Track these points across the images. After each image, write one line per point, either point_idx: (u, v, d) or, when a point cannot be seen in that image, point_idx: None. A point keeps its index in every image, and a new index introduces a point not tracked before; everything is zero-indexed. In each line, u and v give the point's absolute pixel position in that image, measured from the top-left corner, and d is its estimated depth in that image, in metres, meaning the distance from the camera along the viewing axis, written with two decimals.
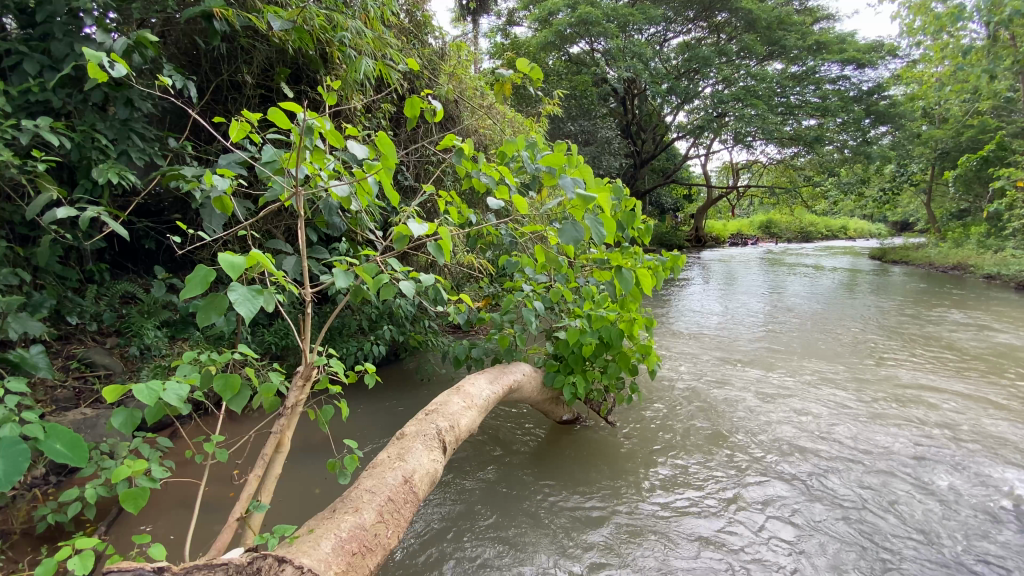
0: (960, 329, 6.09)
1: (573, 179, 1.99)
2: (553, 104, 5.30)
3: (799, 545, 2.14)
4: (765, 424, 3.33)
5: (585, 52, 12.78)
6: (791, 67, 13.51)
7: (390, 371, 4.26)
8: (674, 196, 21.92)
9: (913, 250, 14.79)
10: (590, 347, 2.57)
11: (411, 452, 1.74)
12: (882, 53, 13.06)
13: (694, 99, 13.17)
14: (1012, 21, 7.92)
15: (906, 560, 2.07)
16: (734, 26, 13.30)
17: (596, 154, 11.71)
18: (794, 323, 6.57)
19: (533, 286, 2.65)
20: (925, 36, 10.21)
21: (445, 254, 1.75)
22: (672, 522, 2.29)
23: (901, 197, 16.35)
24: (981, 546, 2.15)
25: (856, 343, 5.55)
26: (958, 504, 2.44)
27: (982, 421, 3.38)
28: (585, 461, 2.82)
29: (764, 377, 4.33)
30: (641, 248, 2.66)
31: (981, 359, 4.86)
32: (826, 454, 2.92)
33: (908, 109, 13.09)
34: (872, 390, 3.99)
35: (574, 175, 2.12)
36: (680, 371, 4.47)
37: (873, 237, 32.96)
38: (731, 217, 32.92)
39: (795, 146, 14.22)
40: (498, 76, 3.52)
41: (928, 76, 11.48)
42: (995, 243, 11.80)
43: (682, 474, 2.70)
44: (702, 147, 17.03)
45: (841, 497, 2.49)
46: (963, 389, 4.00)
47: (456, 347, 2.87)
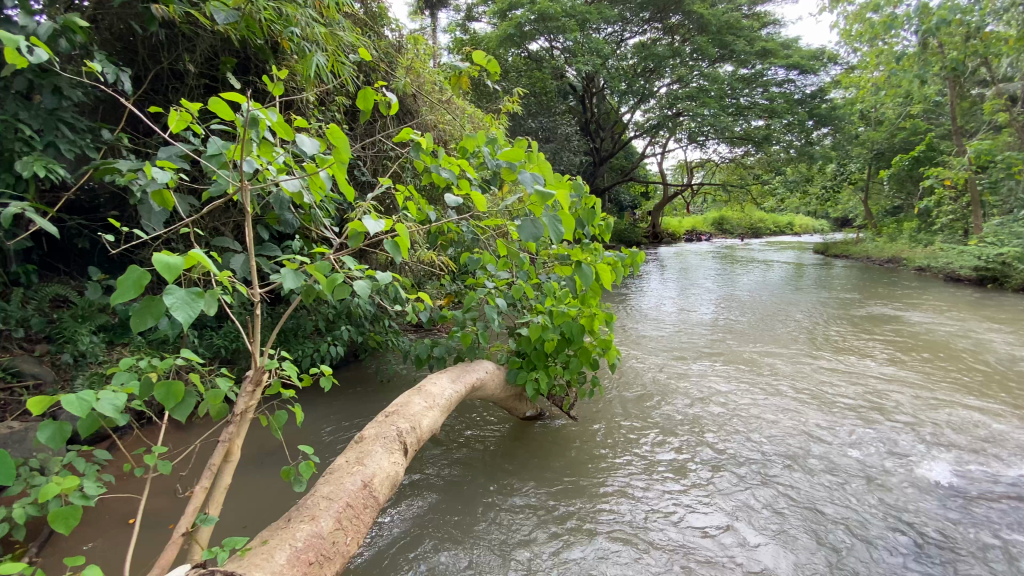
0: (897, 317, 6.51)
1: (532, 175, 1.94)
2: (513, 102, 5.25)
3: (750, 525, 2.23)
4: (719, 411, 3.45)
5: (543, 48, 12.85)
6: (740, 70, 14.00)
7: (349, 373, 4.15)
8: (632, 194, 22.43)
9: (852, 244, 15.69)
10: (552, 343, 2.55)
11: (370, 455, 1.69)
12: (824, 59, 13.81)
13: (651, 98, 13.55)
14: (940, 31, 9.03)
15: (847, 532, 2.18)
16: (687, 28, 13.52)
17: (556, 150, 11.80)
18: (746, 316, 6.73)
19: (496, 283, 2.63)
20: (861, 42, 10.84)
21: (402, 252, 1.68)
22: (629, 511, 2.33)
23: (841, 194, 17.20)
24: (918, 515, 2.29)
25: (805, 332, 5.82)
26: (913, 484, 2.53)
27: (917, 400, 3.61)
28: (547, 457, 2.81)
29: (720, 368, 4.45)
30: (601, 245, 2.66)
31: (915, 344, 5.20)
32: (775, 438, 3.03)
33: (846, 113, 13.73)
34: (816, 375, 4.20)
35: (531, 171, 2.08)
36: (640, 364, 4.51)
37: (817, 232, 34.84)
38: (687, 214, 33.92)
39: (745, 145, 14.82)
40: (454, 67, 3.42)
41: (865, 81, 12.19)
42: (925, 237, 12.66)
43: (640, 464, 2.75)
44: (658, 145, 17.49)
45: (788, 477, 2.61)
46: (905, 376, 4.15)
47: (417, 346, 2.80)
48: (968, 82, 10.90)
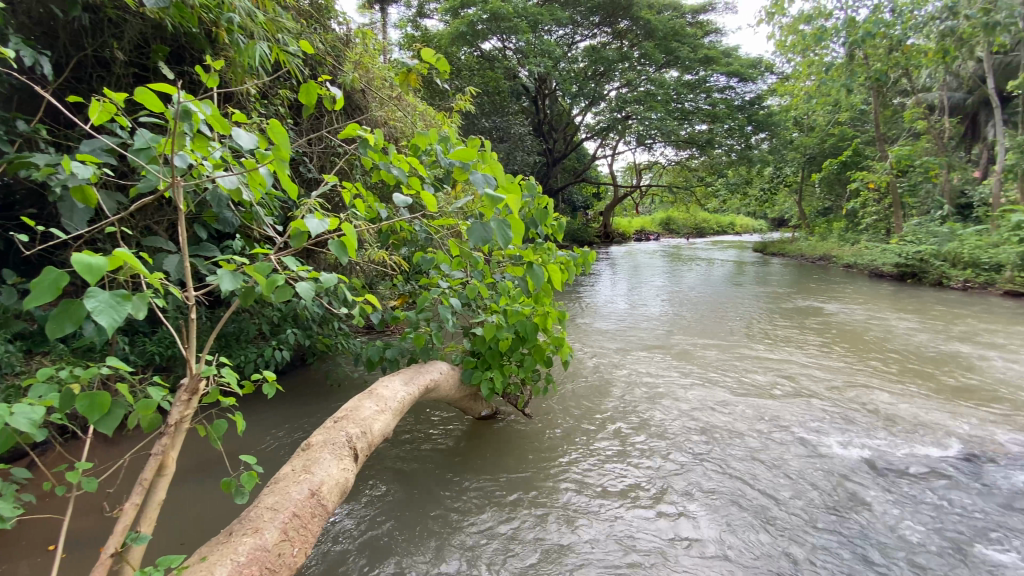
0: (828, 311, 6.96)
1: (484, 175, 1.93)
2: (465, 100, 5.21)
3: (699, 512, 2.31)
4: (668, 404, 3.56)
5: (496, 48, 12.82)
6: (685, 76, 14.52)
7: (296, 378, 3.99)
8: (584, 195, 22.83)
9: (788, 243, 16.63)
10: (507, 342, 2.54)
11: (318, 462, 1.63)
12: (761, 68, 14.58)
13: (601, 101, 13.83)
14: (865, 44, 9.75)
15: (787, 511, 2.30)
16: (636, 34, 13.88)
17: (509, 150, 11.82)
18: (693, 312, 6.98)
19: (450, 282, 2.59)
20: (794, 53, 11.49)
21: (348, 252, 1.63)
22: (584, 505, 2.36)
23: (778, 196, 18.20)
24: (849, 491, 2.45)
25: (747, 326, 6.11)
26: (847, 466, 2.68)
27: (846, 388, 3.87)
28: (503, 456, 2.80)
29: (668, 362, 4.59)
30: (554, 245, 2.68)
31: (843, 336, 5.58)
32: (720, 428, 3.16)
33: (782, 119, 14.54)
34: (757, 367, 4.42)
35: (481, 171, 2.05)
36: (593, 360, 4.58)
37: (756, 232, 36.78)
38: (637, 215, 34.91)
39: (690, 148, 15.39)
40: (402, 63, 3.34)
41: (798, 90, 12.97)
42: (852, 237, 13.59)
43: (594, 458, 2.80)
44: (608, 147, 17.88)
45: (732, 463, 2.72)
46: (836, 366, 4.43)
47: (369, 348, 2.72)
48: (887, 93, 11.79)
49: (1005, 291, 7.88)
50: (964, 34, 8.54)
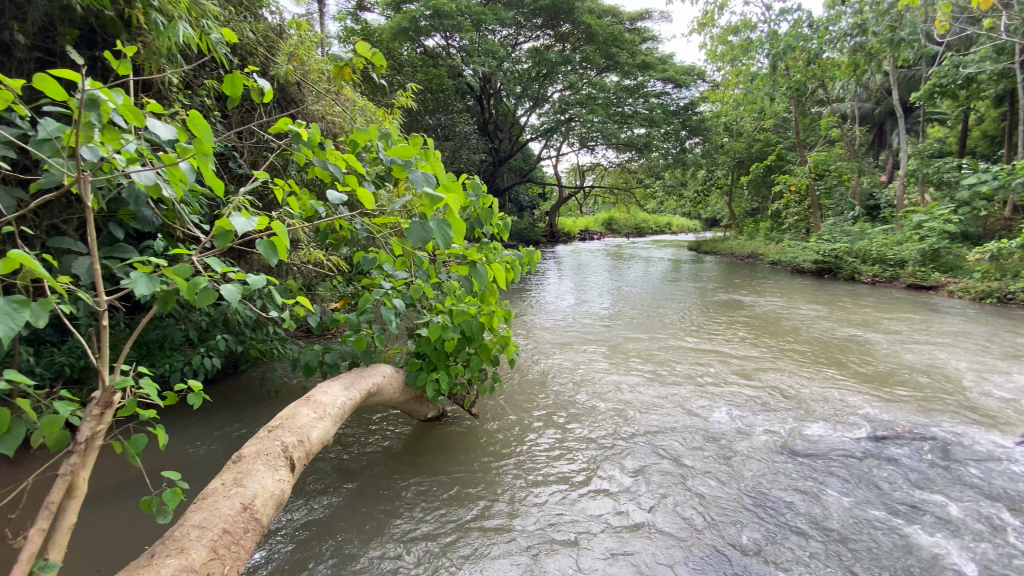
0: (756, 305, 7.41)
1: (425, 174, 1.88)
2: (407, 97, 5.11)
3: (641, 498, 2.38)
4: (610, 398, 3.65)
5: (439, 45, 12.65)
6: (624, 80, 15.00)
7: (229, 387, 3.76)
8: (529, 195, 23.04)
9: (720, 241, 17.55)
10: (453, 342, 2.49)
11: (250, 475, 1.54)
12: (694, 76, 15.34)
13: (544, 102, 14.01)
14: (787, 56, 10.47)
15: (722, 492, 2.42)
16: (577, 37, 14.15)
17: (453, 149, 11.71)
18: (635, 308, 7.22)
19: (393, 283, 2.52)
20: (724, 62, 12.13)
21: (280, 253, 1.55)
22: (532, 498, 2.38)
23: (711, 197, 19.17)
24: (777, 471, 2.61)
25: (684, 321, 6.40)
26: (776, 448, 2.85)
27: (772, 375, 4.13)
28: (449, 455, 2.77)
29: (611, 357, 4.71)
30: (499, 244, 2.68)
31: (770, 327, 5.95)
32: (660, 418, 3.28)
33: (713, 125, 15.32)
34: (693, 359, 4.63)
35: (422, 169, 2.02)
36: (538, 358, 4.62)
37: (691, 232, 38.66)
38: (581, 215, 35.69)
39: (630, 151, 15.88)
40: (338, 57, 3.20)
41: (728, 97, 13.72)
42: (777, 236, 14.54)
43: (540, 452, 2.82)
44: (552, 148, 18.13)
45: (671, 451, 2.83)
46: (764, 356, 4.72)
47: (307, 353, 2.60)
48: (806, 102, 12.71)
49: (907, 284, 8.70)
50: (871, 51, 9.34)
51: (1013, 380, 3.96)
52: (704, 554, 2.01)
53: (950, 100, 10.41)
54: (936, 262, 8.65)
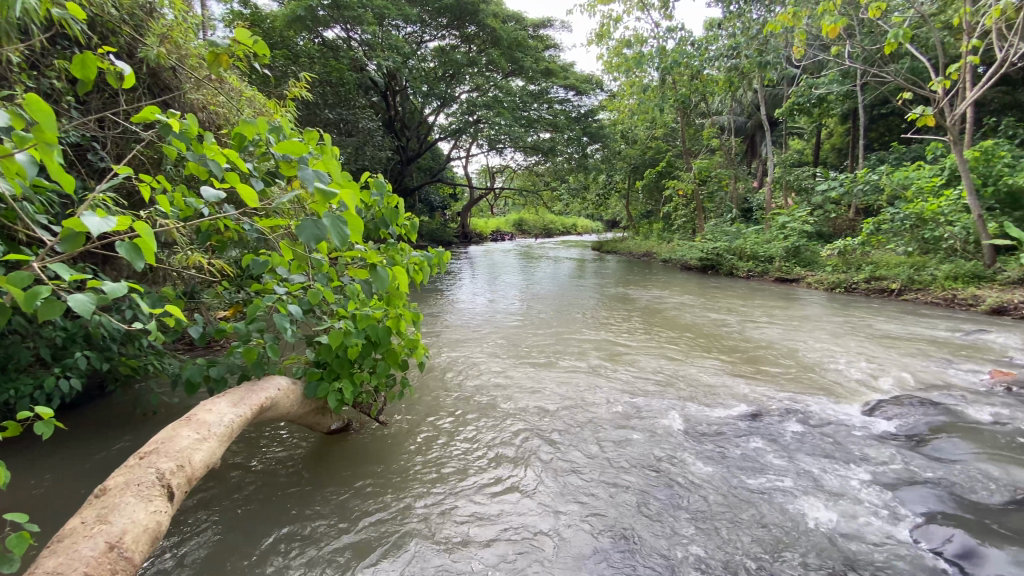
0: (652, 299, 7.96)
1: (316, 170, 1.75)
2: (301, 88, 4.79)
3: (551, 487, 2.45)
4: (519, 394, 3.71)
5: (339, 37, 12.04)
6: (529, 85, 15.41)
7: (94, 412, 3.29)
8: (438, 195, 22.77)
9: (620, 241, 18.62)
10: (356, 349, 2.35)
11: (118, 509, 1.36)
12: (593, 84, 16.18)
13: (451, 102, 13.92)
14: (675, 70, 11.36)
15: (624, 473, 2.58)
16: (482, 39, 14.20)
17: (357, 145, 11.21)
18: (543, 306, 7.37)
19: (287, 288, 2.33)
20: (621, 72, 12.88)
21: (147, 256, 1.37)
22: (443, 499, 2.35)
23: (611, 200, 20.28)
24: (671, 450, 2.81)
25: (589, 316, 6.68)
26: (672, 431, 3.05)
27: (667, 363, 4.45)
28: (356, 463, 2.64)
29: (520, 354, 4.80)
30: (406, 244, 2.58)
31: (665, 319, 6.42)
32: (567, 411, 3.39)
33: (612, 132, 16.19)
34: (596, 352, 4.85)
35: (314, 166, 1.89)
36: (447, 359, 4.58)
37: (594, 233, 40.75)
38: (490, 216, 36.07)
39: (536, 155, 16.29)
40: (211, 42, 2.83)
41: (625, 105, 14.60)
42: (669, 236, 15.73)
43: (452, 453, 2.80)
44: (461, 149, 18.10)
45: (578, 440, 2.95)
46: (660, 346, 5.08)
47: (188, 368, 2.32)
48: (692, 114, 13.89)
49: (775, 277, 9.84)
50: (744, 70, 10.44)
51: (857, 357, 4.62)
52: (611, 534, 2.10)
53: (807, 116, 11.95)
54: (798, 258, 9.85)
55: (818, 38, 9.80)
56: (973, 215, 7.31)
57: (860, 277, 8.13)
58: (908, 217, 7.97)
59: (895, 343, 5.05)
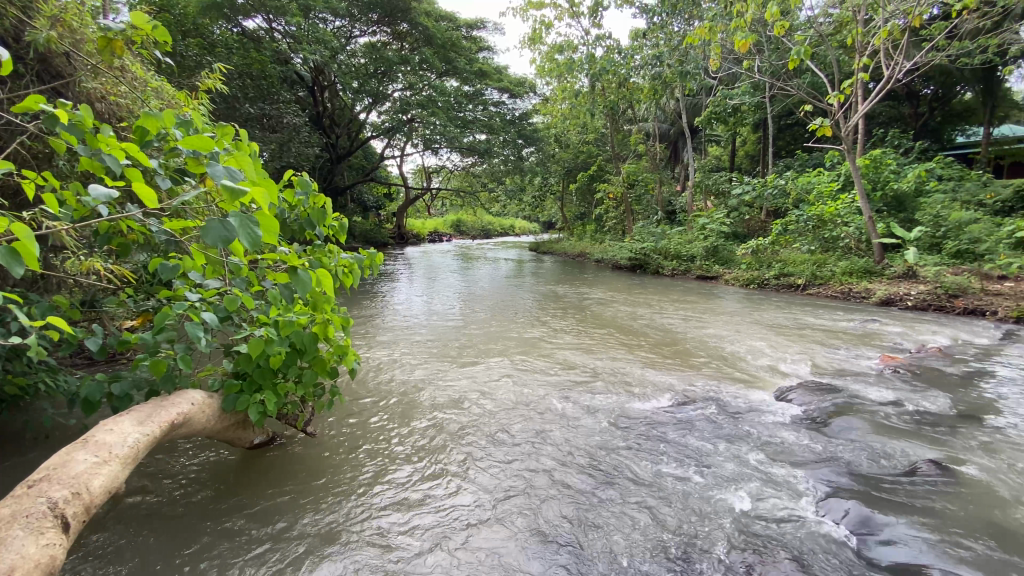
0: (586, 298, 8.18)
1: (228, 166, 1.64)
2: (216, 80, 4.46)
3: (489, 487, 2.46)
4: (455, 396, 3.69)
5: (260, 28, 11.37)
6: (463, 86, 15.38)
7: None
8: (371, 195, 22.14)
9: (555, 242, 18.99)
10: (279, 357, 2.22)
11: (1, 546, 1.21)
12: (526, 88, 16.42)
13: (383, 100, 13.58)
14: (604, 76, 11.76)
15: (559, 468, 2.64)
16: (415, 38, 13.97)
17: (282, 142, 10.64)
18: (482, 308, 7.33)
19: (201, 294, 2.15)
20: (553, 77, 13.14)
21: (27, 263, 1.23)
22: (378, 506, 2.30)
23: (546, 202, 20.65)
24: (603, 443, 2.91)
25: (525, 315, 6.75)
26: (605, 426, 3.14)
27: (599, 360, 4.58)
28: (283, 477, 2.51)
29: (456, 356, 4.76)
30: (334, 246, 2.48)
31: (597, 316, 6.63)
32: (504, 411, 3.41)
33: (545, 135, 16.49)
34: (532, 351, 4.91)
35: (226, 163, 1.77)
36: (381, 364, 4.45)
37: (531, 234, 41.35)
38: (426, 217, 35.59)
39: (471, 156, 16.25)
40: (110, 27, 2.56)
41: (557, 109, 14.92)
42: (600, 237, 16.24)
43: (387, 460, 2.73)
44: (395, 148, 17.70)
45: (514, 439, 2.98)
46: (593, 342, 5.22)
47: (84, 386, 2.08)
48: (621, 119, 14.44)
49: (697, 275, 10.44)
50: (667, 79, 11.02)
51: (770, 347, 5.00)
52: (547, 528, 2.15)
53: (724, 124, 12.79)
54: (716, 257, 10.51)
55: (732, 52, 10.54)
56: (864, 217, 8.18)
57: (771, 273, 8.78)
58: (811, 219, 8.96)
59: (802, 334, 5.52)
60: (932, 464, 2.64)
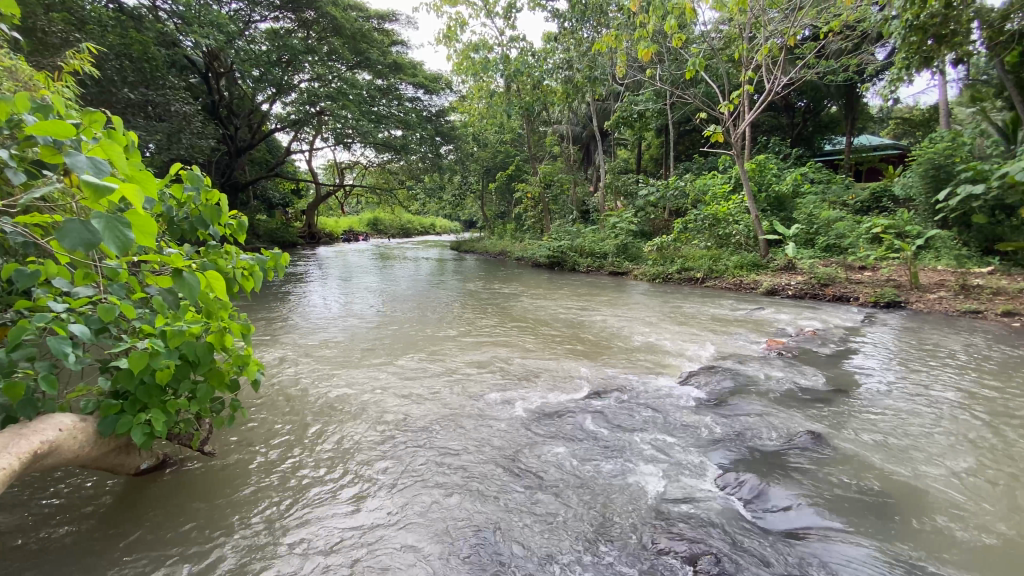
0: (508, 295, 8.25)
1: (93, 158, 1.43)
2: (85, 60, 3.92)
3: (411, 493, 2.39)
4: (371, 401, 3.55)
5: (141, 4, 10.19)
6: (376, 80, 14.90)
7: None
8: (278, 191, 20.75)
9: (475, 241, 18.97)
10: (167, 372, 1.99)
11: None
12: (441, 85, 16.24)
13: (288, 91, 12.74)
14: (519, 76, 11.89)
15: (481, 465, 2.64)
16: (322, 26, 13.27)
17: (171, 132, 9.62)
18: (399, 308, 7.15)
19: (68, 304, 1.88)
20: (469, 74, 13.08)
21: None
22: (288, 525, 2.15)
23: (466, 200, 20.58)
24: (525, 437, 2.95)
25: (447, 315, 6.65)
26: (526, 420, 3.19)
27: (519, 356, 4.63)
28: (176, 504, 2.27)
29: (373, 359, 4.58)
30: (231, 247, 2.28)
31: (518, 313, 6.70)
32: (424, 412, 3.34)
33: (463, 133, 16.40)
34: (453, 350, 4.85)
35: (92, 153, 1.55)
36: (290, 371, 4.17)
37: (452, 232, 41.06)
38: (341, 215, 34.07)
39: (387, 152, 15.75)
40: None
41: (475, 108, 14.92)
42: (520, 235, 16.48)
43: (296, 475, 2.57)
44: (303, 142, 16.73)
45: (436, 440, 2.93)
46: (514, 339, 5.27)
47: None
48: (537, 120, 14.74)
49: (610, 271, 10.90)
50: (578, 83, 11.40)
51: (676, 336, 5.34)
52: (469, 527, 2.14)
53: (632, 128, 13.48)
54: (627, 253, 11.06)
55: (637, 60, 11.15)
56: (751, 215, 9.05)
57: (674, 268, 9.39)
58: (708, 218, 9.71)
59: (702, 323, 5.98)
60: (812, 434, 2.98)
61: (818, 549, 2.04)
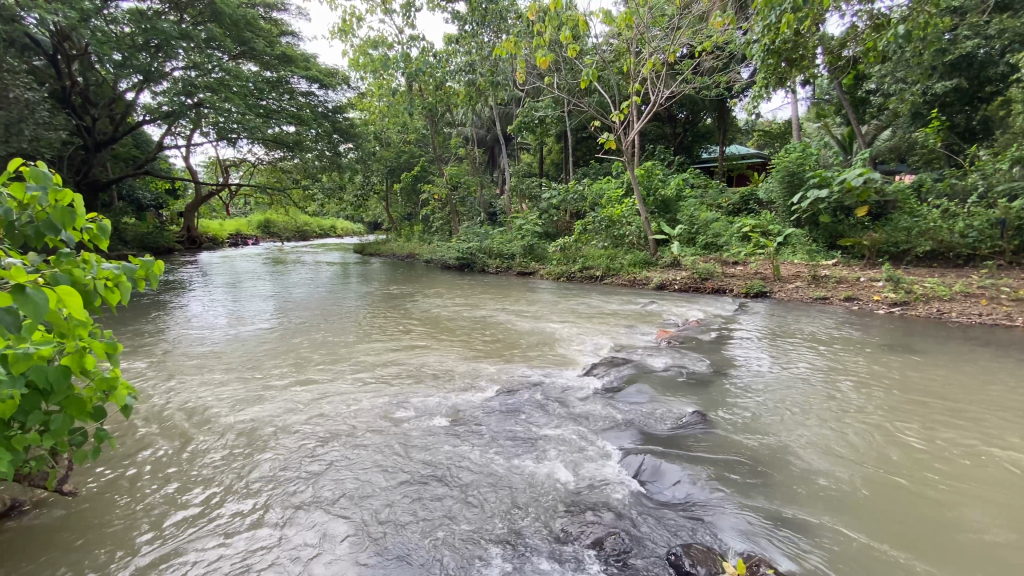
0: (416, 298, 8.12)
1: None
2: None
3: (316, 508, 2.29)
4: (268, 415, 3.33)
5: None
6: (264, 72, 13.90)
7: None
8: (150, 192, 18.52)
9: (381, 243, 18.39)
10: (10, 403, 1.71)
11: None
12: (338, 80, 15.52)
13: (160, 80, 11.45)
14: (420, 76, 11.67)
15: (390, 471, 2.59)
16: (199, 11, 12.08)
17: (9, 122, 8.21)
18: (298, 316, 6.74)
19: None
20: (367, 71, 12.62)
21: None
22: (175, 560, 1.96)
23: (369, 200, 19.84)
24: (435, 440, 2.93)
25: (351, 320, 6.39)
26: (435, 423, 3.18)
27: (427, 358, 4.60)
28: (29, 554, 1.97)
29: (269, 370, 4.28)
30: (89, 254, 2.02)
31: (427, 316, 6.62)
32: (327, 422, 3.20)
33: (363, 131, 15.82)
34: (357, 356, 4.68)
35: None
36: (172, 390, 3.78)
37: (356, 233, 39.47)
38: (228, 217, 31.24)
39: (281, 149, 14.76)
40: None
41: (375, 106, 14.46)
42: (427, 237, 16.28)
43: (182, 504, 2.34)
44: (179, 137, 15.11)
45: (340, 450, 2.82)
46: (422, 342, 5.21)
47: None
48: (440, 121, 14.63)
49: (517, 271, 11.15)
50: (480, 86, 11.49)
51: (579, 331, 5.61)
52: (380, 537, 2.09)
53: (533, 131, 13.85)
54: (533, 254, 11.39)
55: (536, 66, 11.50)
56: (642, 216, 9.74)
57: (577, 267, 9.86)
58: (605, 219, 10.30)
59: (603, 318, 6.34)
60: (696, 414, 3.30)
61: (701, 516, 2.27)
